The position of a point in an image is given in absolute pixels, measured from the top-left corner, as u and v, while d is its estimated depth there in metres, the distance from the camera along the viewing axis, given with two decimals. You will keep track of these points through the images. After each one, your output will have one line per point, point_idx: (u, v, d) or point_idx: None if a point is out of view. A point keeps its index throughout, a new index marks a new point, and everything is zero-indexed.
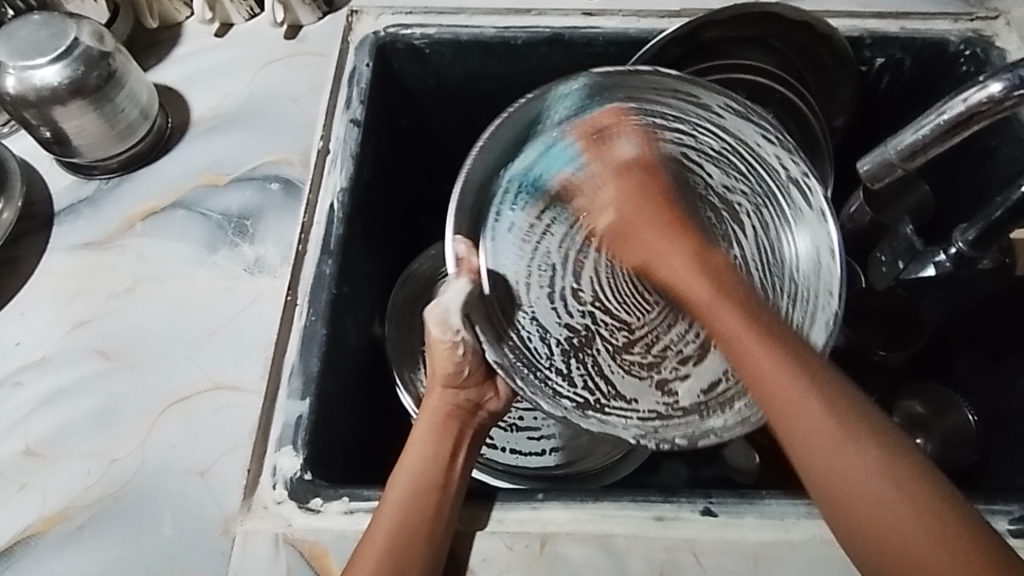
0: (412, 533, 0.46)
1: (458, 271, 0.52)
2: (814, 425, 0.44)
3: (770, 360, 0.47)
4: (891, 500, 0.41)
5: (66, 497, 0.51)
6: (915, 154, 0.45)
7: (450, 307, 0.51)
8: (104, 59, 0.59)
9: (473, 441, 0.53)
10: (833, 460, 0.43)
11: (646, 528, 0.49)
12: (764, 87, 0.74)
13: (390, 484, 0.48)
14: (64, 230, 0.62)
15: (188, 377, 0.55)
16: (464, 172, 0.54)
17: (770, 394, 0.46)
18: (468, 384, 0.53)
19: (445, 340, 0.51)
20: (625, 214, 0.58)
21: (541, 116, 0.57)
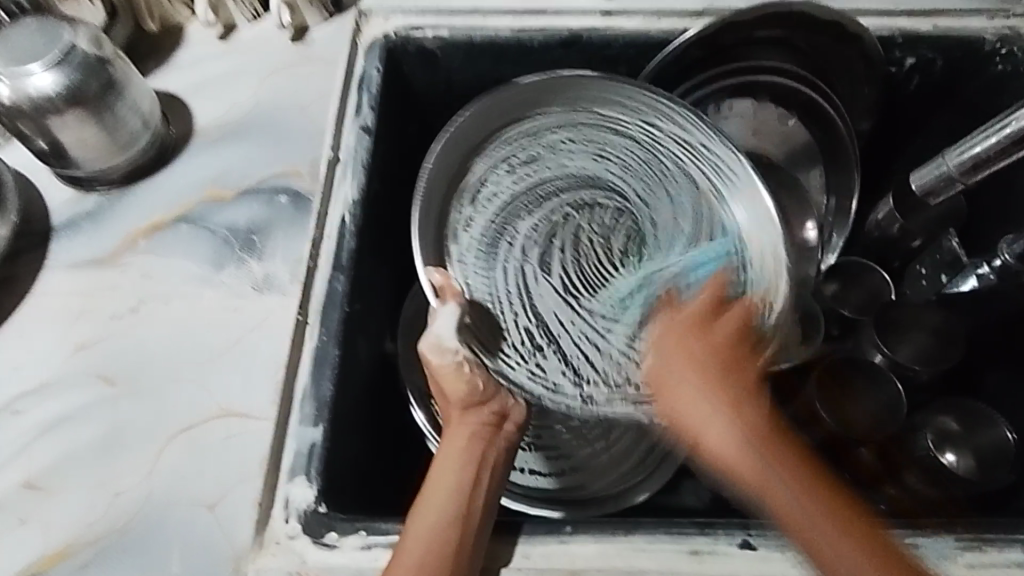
0: (435, 572, 0.43)
1: (440, 300, 0.51)
2: (789, 510, 0.42)
3: (748, 454, 0.44)
4: (830, 541, 0.41)
5: (69, 532, 0.49)
6: (974, 167, 0.47)
7: (443, 334, 0.50)
8: (103, 66, 0.56)
9: (499, 465, 0.50)
10: (802, 523, 0.42)
11: (681, 564, 0.46)
12: (788, 89, 0.70)
13: (411, 517, 0.45)
14: (63, 247, 0.59)
15: (195, 402, 0.53)
16: (423, 185, 0.54)
17: (744, 477, 0.44)
18: (486, 401, 0.51)
19: (445, 363, 0.50)
20: (671, 354, 0.50)
21: (478, 133, 0.57)
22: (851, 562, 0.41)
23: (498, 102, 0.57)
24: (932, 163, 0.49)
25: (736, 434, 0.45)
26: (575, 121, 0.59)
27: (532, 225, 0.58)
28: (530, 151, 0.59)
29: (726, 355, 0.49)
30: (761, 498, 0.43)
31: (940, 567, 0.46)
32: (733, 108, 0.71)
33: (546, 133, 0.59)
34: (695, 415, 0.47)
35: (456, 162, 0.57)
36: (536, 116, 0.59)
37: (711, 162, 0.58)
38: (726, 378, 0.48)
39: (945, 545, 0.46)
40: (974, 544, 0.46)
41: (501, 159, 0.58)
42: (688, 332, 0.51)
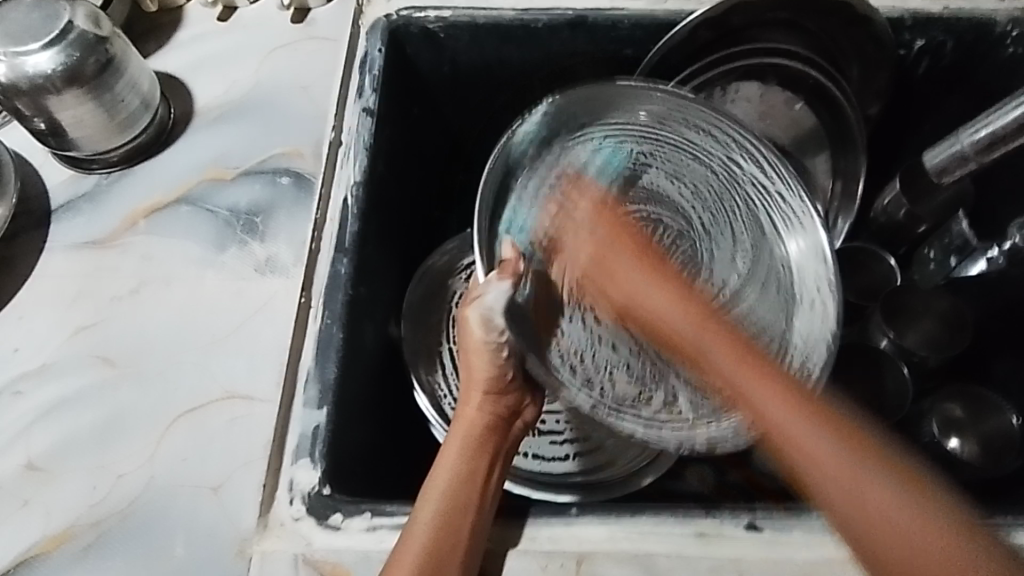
0: (444, 555, 0.43)
1: (495, 274, 0.49)
2: (815, 450, 0.42)
3: (761, 387, 0.46)
4: (877, 489, 0.40)
5: (71, 515, 0.48)
6: (988, 147, 0.48)
7: (495, 309, 0.48)
8: (101, 44, 0.55)
9: (507, 453, 0.50)
10: (855, 493, 0.40)
11: (688, 547, 0.45)
12: (797, 72, 0.69)
13: (420, 500, 0.45)
14: (62, 228, 0.58)
15: (198, 385, 0.52)
16: (486, 174, 0.52)
17: (791, 437, 0.43)
18: (508, 389, 0.51)
19: (489, 342, 0.49)
20: (603, 262, 0.53)
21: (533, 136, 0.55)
22: (894, 510, 0.39)
23: (561, 104, 0.55)
24: (945, 142, 0.50)
25: (781, 405, 0.45)
26: (633, 129, 0.57)
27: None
28: (587, 151, 0.57)
29: (649, 260, 0.53)
30: (791, 446, 0.43)
31: None
32: (740, 92, 0.70)
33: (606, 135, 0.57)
34: (628, 296, 0.52)
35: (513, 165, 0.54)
36: (590, 121, 0.56)
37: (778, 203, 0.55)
38: (705, 316, 0.50)
39: None
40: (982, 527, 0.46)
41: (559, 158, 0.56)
42: (617, 239, 0.54)
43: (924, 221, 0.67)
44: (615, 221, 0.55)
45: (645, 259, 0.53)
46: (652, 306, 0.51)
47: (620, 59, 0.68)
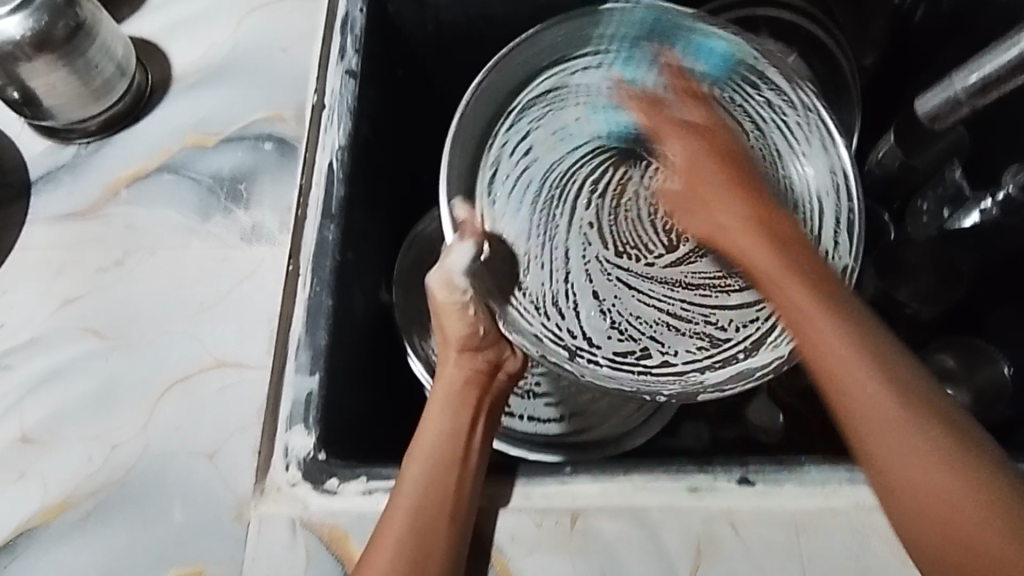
0: (433, 512, 0.43)
1: (458, 236, 0.48)
2: (890, 417, 0.40)
3: (863, 376, 0.41)
4: (927, 453, 0.40)
5: (68, 485, 0.49)
6: (984, 90, 0.47)
7: (458, 271, 0.48)
8: (70, 7, 0.53)
9: (492, 408, 0.49)
10: (894, 424, 0.40)
11: (681, 500, 0.46)
12: (789, 23, 0.68)
13: (408, 460, 0.45)
14: (43, 199, 0.57)
15: (189, 354, 0.52)
16: (469, 100, 0.52)
17: (852, 390, 0.41)
18: (484, 345, 0.50)
19: (454, 300, 0.48)
20: (693, 175, 0.51)
21: (524, 69, 0.54)
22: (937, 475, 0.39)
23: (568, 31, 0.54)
24: (941, 86, 0.49)
25: (874, 377, 0.41)
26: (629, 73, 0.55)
27: (565, 177, 0.55)
28: (576, 96, 0.55)
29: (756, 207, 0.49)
30: (848, 396, 0.42)
31: None
32: None
33: (589, 86, 0.55)
34: (722, 221, 0.49)
35: (492, 115, 0.53)
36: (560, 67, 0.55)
37: (784, 139, 0.54)
38: (829, 295, 0.44)
39: None
40: None
41: (555, 103, 0.55)
42: (711, 161, 0.50)
43: (920, 173, 0.66)
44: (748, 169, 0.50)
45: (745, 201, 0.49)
46: (739, 238, 0.48)
47: None
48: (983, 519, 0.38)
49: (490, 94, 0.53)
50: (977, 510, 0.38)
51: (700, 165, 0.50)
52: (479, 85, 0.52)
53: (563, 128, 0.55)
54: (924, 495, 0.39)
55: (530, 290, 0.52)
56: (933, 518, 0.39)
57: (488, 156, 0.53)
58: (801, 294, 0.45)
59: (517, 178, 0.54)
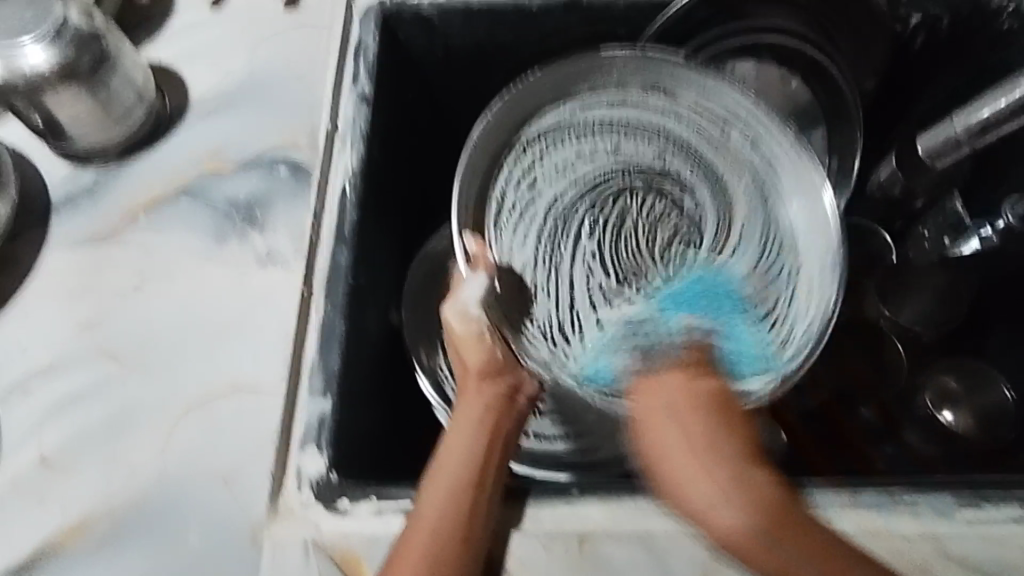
0: (453, 536, 0.44)
1: (471, 269, 0.50)
2: (761, 552, 0.42)
3: (732, 503, 0.42)
4: (814, 571, 0.41)
5: (87, 507, 0.50)
6: (982, 131, 0.49)
7: (472, 303, 0.50)
8: (95, 39, 0.55)
9: (509, 433, 0.51)
10: (762, 552, 0.42)
11: (688, 524, 0.47)
12: (792, 49, 0.68)
13: (427, 484, 0.46)
14: (64, 224, 0.59)
15: (204, 377, 0.53)
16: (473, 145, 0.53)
17: (722, 526, 0.42)
18: (502, 372, 0.52)
19: (471, 331, 0.51)
20: (654, 418, 0.44)
21: (524, 107, 0.55)
22: None
23: (559, 71, 0.54)
24: (940, 126, 0.51)
25: (738, 509, 0.42)
26: (622, 108, 0.56)
27: (568, 209, 0.57)
28: (572, 132, 0.57)
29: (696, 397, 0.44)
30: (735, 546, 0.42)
31: (942, 524, 0.46)
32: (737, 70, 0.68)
33: (588, 123, 0.56)
34: (677, 457, 0.43)
35: (495, 151, 0.54)
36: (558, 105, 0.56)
37: (773, 177, 0.55)
38: (727, 423, 0.44)
39: (947, 501, 0.46)
40: (973, 502, 0.46)
41: (553, 140, 0.56)
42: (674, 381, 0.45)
43: (923, 198, 0.66)
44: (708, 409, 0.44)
45: (712, 420, 0.44)
46: (671, 440, 0.43)
47: (614, 39, 0.67)
48: None
49: (496, 128, 0.54)
50: None
51: (667, 404, 0.44)
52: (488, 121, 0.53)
53: (562, 162, 0.57)
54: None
55: (539, 319, 0.54)
56: None
57: (493, 191, 0.54)
58: (699, 450, 0.43)
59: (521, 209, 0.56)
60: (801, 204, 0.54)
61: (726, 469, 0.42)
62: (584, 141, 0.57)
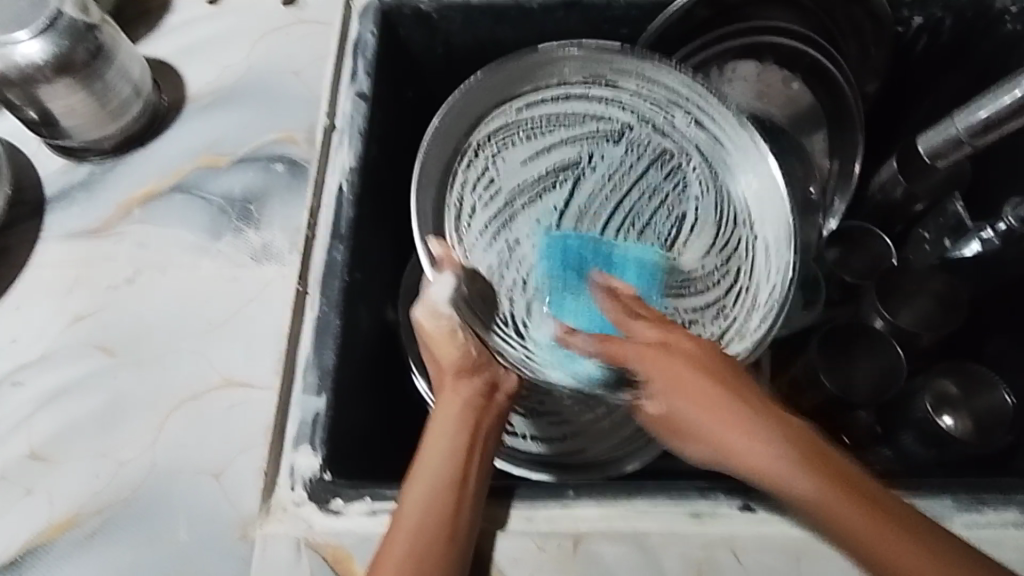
0: (433, 535, 0.43)
1: (437, 270, 0.49)
2: (761, 454, 0.40)
3: (721, 415, 0.42)
4: (816, 479, 0.39)
5: (76, 502, 0.49)
6: (984, 129, 0.49)
7: (441, 301, 0.49)
8: (91, 32, 0.54)
9: (492, 426, 0.50)
10: (760, 454, 0.40)
11: (683, 526, 0.46)
12: (794, 50, 0.66)
13: (408, 483, 0.46)
14: (57, 217, 0.58)
15: (197, 372, 0.53)
16: (422, 155, 0.52)
17: (722, 434, 0.42)
18: (478, 367, 0.50)
19: (443, 328, 0.49)
20: (648, 353, 0.45)
21: (464, 114, 0.53)
22: (835, 502, 0.38)
23: (501, 73, 0.54)
24: (942, 125, 0.51)
25: (735, 418, 0.41)
26: (565, 103, 0.56)
27: (532, 211, 0.56)
28: (521, 132, 0.56)
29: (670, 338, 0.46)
30: (731, 444, 0.41)
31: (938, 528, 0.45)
32: (736, 72, 0.67)
33: (526, 123, 0.56)
34: (670, 382, 0.43)
35: (448, 160, 0.53)
36: (497, 108, 0.55)
37: (716, 153, 0.55)
38: (699, 362, 0.44)
39: (945, 505, 0.46)
40: (974, 505, 0.46)
41: (504, 141, 0.55)
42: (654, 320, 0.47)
43: (922, 200, 0.66)
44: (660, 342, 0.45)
45: (712, 372, 0.43)
46: (688, 388, 0.43)
47: (614, 38, 0.67)
48: (915, 554, 0.37)
49: (444, 136, 0.53)
50: (902, 552, 0.37)
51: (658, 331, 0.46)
52: (433, 130, 0.52)
53: (516, 162, 0.56)
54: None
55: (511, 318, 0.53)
56: (849, 541, 0.38)
57: (448, 197, 0.53)
58: (689, 366, 0.44)
59: (475, 214, 0.54)
60: (747, 176, 0.54)
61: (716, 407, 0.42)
62: (536, 138, 0.56)
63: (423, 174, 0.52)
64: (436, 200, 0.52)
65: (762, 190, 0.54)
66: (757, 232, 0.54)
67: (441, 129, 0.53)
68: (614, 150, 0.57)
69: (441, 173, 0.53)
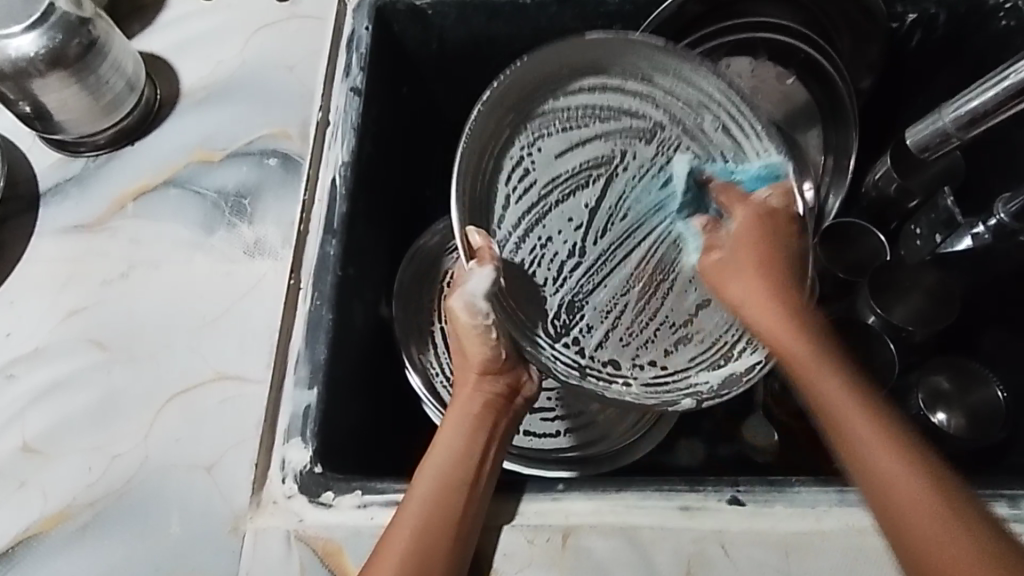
0: (438, 533, 0.43)
1: (476, 262, 0.48)
2: (846, 403, 0.43)
3: (805, 350, 0.46)
4: (898, 458, 0.40)
5: (69, 495, 0.49)
6: (972, 122, 0.49)
7: (477, 296, 0.47)
8: (84, 26, 0.54)
9: (507, 429, 0.50)
10: (848, 411, 0.43)
11: (673, 520, 0.46)
12: (788, 46, 0.66)
13: (417, 478, 0.46)
14: (51, 212, 0.58)
15: (190, 366, 0.53)
16: (467, 137, 0.50)
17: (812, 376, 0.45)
18: (504, 369, 0.51)
19: (477, 325, 0.49)
20: (725, 265, 0.51)
21: (508, 103, 0.52)
22: (891, 465, 0.40)
23: (547, 58, 0.52)
24: (930, 118, 0.51)
25: (849, 393, 0.43)
26: (604, 95, 0.55)
27: (564, 206, 0.56)
28: (558, 123, 0.55)
29: (756, 226, 0.51)
30: (811, 386, 0.44)
31: None
32: (731, 68, 0.67)
33: (569, 112, 0.55)
34: (745, 294, 0.49)
35: (485, 147, 0.52)
36: (541, 98, 0.54)
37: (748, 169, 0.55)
38: (792, 301, 0.48)
39: None
40: None
41: (541, 130, 0.55)
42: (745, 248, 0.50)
43: (916, 195, 0.66)
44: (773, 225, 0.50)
45: (789, 318, 0.47)
46: (759, 295, 0.49)
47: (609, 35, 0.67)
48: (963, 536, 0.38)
49: (482, 126, 0.51)
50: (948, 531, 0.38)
51: (740, 236, 0.51)
52: (476, 113, 0.50)
53: (551, 154, 0.55)
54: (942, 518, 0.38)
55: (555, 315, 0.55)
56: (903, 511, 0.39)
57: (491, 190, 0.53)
58: (772, 301, 0.48)
59: (512, 207, 0.54)
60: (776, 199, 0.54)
61: (762, 300, 0.48)
62: (573, 130, 0.55)
63: (462, 170, 0.50)
64: (473, 188, 0.51)
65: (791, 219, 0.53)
66: None
67: (483, 114, 0.51)
68: (649, 147, 0.56)
69: (478, 162, 0.52)
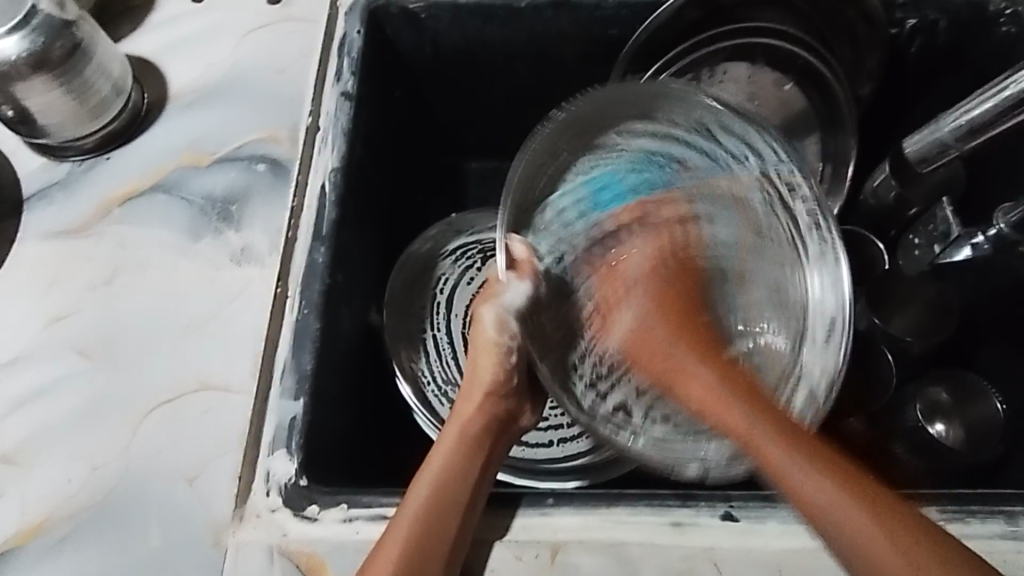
0: (430, 550, 0.43)
1: (514, 272, 0.48)
2: (744, 427, 0.44)
3: (699, 376, 0.48)
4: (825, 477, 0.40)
5: (48, 506, 0.48)
6: (971, 134, 0.48)
7: (512, 311, 0.48)
8: (68, 28, 0.54)
9: (503, 446, 0.50)
10: (766, 440, 0.43)
11: (663, 535, 0.45)
12: (786, 53, 0.65)
13: (411, 490, 0.45)
14: (35, 216, 0.57)
15: (174, 375, 0.52)
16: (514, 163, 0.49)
17: (690, 390, 0.47)
18: (510, 392, 0.50)
19: (499, 341, 0.49)
20: (644, 327, 0.52)
21: (572, 131, 0.53)
22: (807, 474, 0.40)
23: (619, 94, 0.51)
24: (928, 129, 0.51)
25: (739, 403, 0.45)
26: (667, 141, 0.55)
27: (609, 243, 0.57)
28: (616, 158, 0.56)
29: (651, 284, 0.54)
30: (699, 397, 0.47)
31: None
32: (727, 74, 0.67)
33: (630, 153, 0.56)
34: (674, 368, 0.49)
35: (537, 170, 0.52)
36: (607, 129, 0.54)
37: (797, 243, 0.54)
38: (689, 337, 0.50)
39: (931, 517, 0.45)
40: (960, 516, 0.45)
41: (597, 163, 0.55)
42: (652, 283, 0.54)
43: (915, 204, 0.65)
44: (670, 255, 0.56)
45: (686, 332, 0.51)
46: (677, 363, 0.49)
47: (605, 39, 0.66)
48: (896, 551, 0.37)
49: (537, 151, 0.51)
50: (866, 529, 0.38)
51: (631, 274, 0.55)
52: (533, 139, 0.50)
53: (604, 189, 0.56)
54: (834, 505, 0.39)
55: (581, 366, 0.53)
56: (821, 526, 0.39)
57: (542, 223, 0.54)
58: (680, 348, 0.50)
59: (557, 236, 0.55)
60: (820, 279, 0.53)
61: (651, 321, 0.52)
62: (626, 169, 0.56)
63: (510, 192, 0.49)
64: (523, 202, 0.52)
65: (830, 295, 0.52)
66: (820, 331, 0.52)
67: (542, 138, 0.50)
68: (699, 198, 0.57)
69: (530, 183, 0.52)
